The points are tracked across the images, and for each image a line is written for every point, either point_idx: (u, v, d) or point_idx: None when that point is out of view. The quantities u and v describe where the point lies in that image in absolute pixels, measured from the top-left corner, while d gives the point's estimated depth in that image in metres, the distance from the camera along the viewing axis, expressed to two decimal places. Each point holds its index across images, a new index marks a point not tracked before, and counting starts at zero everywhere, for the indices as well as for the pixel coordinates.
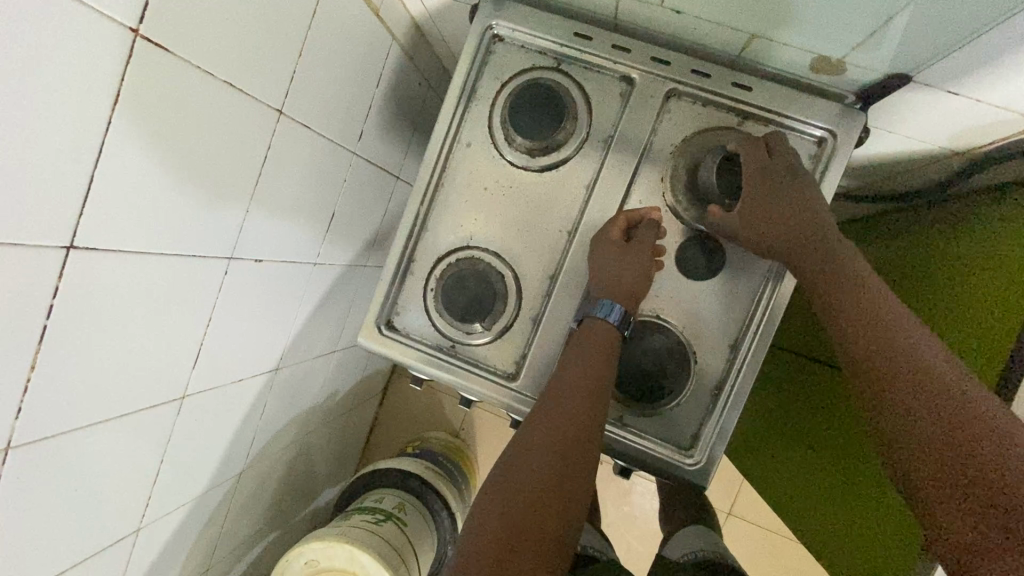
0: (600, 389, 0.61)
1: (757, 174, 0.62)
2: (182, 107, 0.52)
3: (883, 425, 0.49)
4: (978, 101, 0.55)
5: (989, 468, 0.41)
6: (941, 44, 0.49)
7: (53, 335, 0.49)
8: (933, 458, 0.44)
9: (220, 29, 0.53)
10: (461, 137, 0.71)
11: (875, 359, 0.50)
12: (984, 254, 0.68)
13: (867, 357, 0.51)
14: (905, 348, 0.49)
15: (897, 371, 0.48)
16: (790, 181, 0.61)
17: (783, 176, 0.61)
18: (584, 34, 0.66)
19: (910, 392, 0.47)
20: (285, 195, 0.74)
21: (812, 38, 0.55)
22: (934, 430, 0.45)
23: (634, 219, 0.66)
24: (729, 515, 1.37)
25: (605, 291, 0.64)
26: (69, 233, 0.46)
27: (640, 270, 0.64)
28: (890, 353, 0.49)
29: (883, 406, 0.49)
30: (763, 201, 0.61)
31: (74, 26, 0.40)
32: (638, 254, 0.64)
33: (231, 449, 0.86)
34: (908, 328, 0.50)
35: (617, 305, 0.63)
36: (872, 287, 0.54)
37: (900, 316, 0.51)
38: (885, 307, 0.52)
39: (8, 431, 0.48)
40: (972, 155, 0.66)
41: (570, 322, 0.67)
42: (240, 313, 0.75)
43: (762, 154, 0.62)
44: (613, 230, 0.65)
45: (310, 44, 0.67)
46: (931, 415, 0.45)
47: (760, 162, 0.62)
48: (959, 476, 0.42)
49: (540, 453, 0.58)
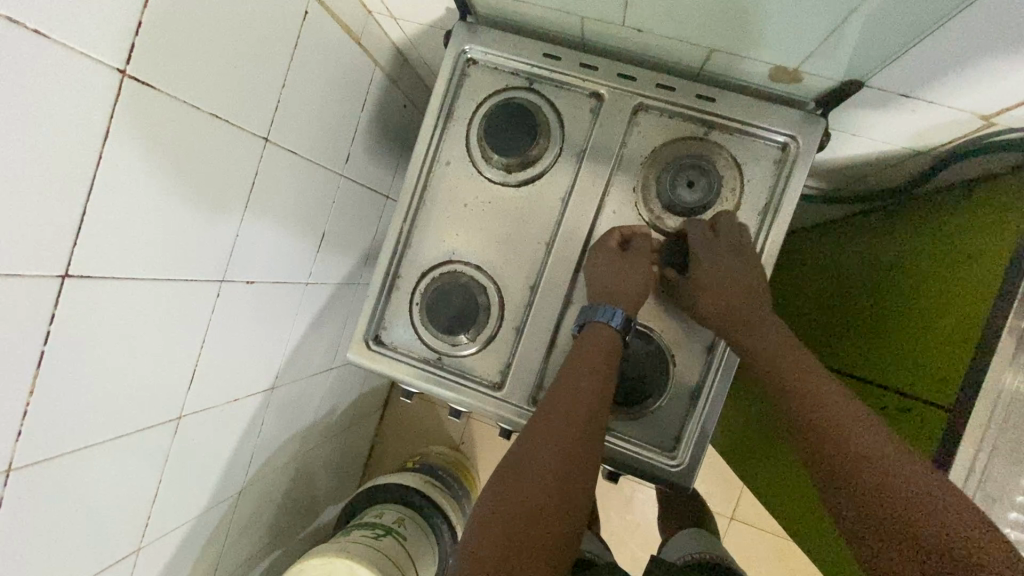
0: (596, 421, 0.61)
1: (704, 243, 0.64)
2: (171, 139, 0.56)
3: (838, 498, 0.50)
4: (929, 103, 0.57)
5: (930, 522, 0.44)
6: (887, 52, 0.51)
7: (52, 358, 0.51)
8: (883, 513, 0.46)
9: (206, 67, 0.57)
10: (440, 156, 0.73)
11: (824, 437, 0.52)
12: (950, 248, 0.69)
13: (819, 434, 0.53)
14: (824, 400, 0.54)
15: (833, 428, 0.52)
16: (742, 245, 0.64)
17: (726, 246, 0.64)
18: (553, 54, 0.69)
19: (861, 466, 0.49)
20: (275, 218, 0.77)
21: (767, 50, 0.58)
22: (885, 480, 0.47)
23: (627, 232, 0.68)
24: (732, 520, 1.37)
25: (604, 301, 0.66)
26: (66, 261, 0.49)
27: (643, 277, 0.66)
28: (835, 424, 0.52)
29: (841, 481, 0.50)
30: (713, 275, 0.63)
31: (65, 68, 0.44)
32: (637, 262, 0.66)
33: (231, 466, 0.88)
34: (826, 385, 0.55)
35: (619, 309, 0.65)
36: (799, 362, 0.58)
37: (836, 399, 0.54)
38: (825, 389, 0.55)
39: (9, 453, 0.50)
40: (932, 154, 0.68)
41: (572, 328, 0.68)
42: (235, 332, 0.77)
43: (705, 236, 0.65)
44: (613, 238, 0.67)
45: (293, 74, 0.71)
46: (892, 495, 0.46)
47: (703, 235, 0.65)
48: (903, 508, 0.46)
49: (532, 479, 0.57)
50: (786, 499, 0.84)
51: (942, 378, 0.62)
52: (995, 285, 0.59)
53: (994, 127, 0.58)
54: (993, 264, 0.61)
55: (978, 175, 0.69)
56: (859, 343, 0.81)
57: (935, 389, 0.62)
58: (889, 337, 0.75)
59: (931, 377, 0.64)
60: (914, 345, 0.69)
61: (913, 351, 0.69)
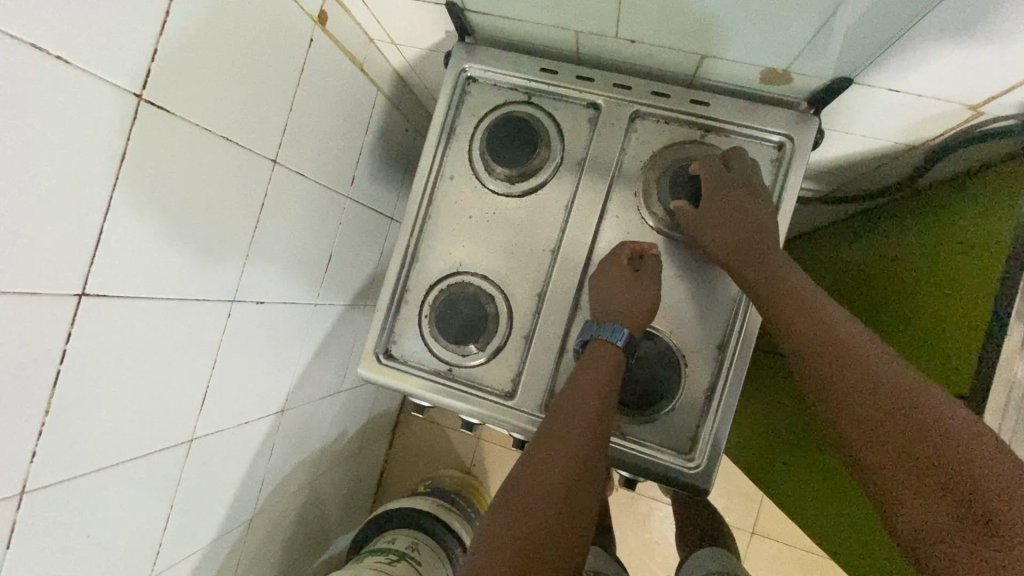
0: (602, 407, 0.62)
1: (715, 183, 0.65)
2: (184, 160, 0.57)
3: (859, 446, 0.48)
4: (917, 96, 0.58)
5: (955, 468, 0.42)
6: (871, 48, 0.53)
7: (68, 377, 0.52)
8: (915, 459, 0.44)
9: (218, 91, 0.59)
10: (444, 171, 0.75)
11: (847, 387, 0.50)
12: (955, 239, 0.69)
13: (845, 384, 0.50)
14: (855, 350, 0.51)
15: (857, 378, 0.50)
16: (753, 196, 0.64)
17: (736, 191, 0.64)
18: (550, 69, 0.72)
19: (884, 415, 0.47)
20: (284, 239, 0.79)
21: (754, 54, 0.60)
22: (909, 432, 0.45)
23: (638, 248, 0.68)
24: (754, 534, 1.33)
25: (611, 305, 0.66)
26: (83, 280, 0.50)
27: (649, 294, 0.67)
28: (862, 374, 0.49)
29: (864, 426, 0.48)
30: (724, 213, 0.63)
31: (85, 93, 0.46)
32: (641, 285, 0.66)
33: (242, 492, 0.86)
34: (854, 335, 0.52)
35: (622, 327, 0.65)
36: (826, 313, 0.55)
37: (868, 347, 0.51)
38: (852, 336, 0.52)
39: (24, 473, 0.50)
40: (924, 148, 0.69)
41: (576, 344, 0.69)
42: (245, 353, 0.77)
43: (722, 174, 0.65)
44: (621, 255, 0.68)
45: (300, 98, 0.73)
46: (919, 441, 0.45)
47: (717, 174, 0.65)
48: (925, 454, 0.44)
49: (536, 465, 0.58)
50: (834, 501, 0.84)
51: (959, 368, 0.61)
52: (999, 269, 0.60)
53: (983, 116, 0.59)
54: (999, 244, 0.61)
55: (970, 167, 0.70)
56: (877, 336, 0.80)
57: (952, 381, 0.62)
58: (905, 330, 0.74)
59: (945, 369, 0.64)
60: (928, 339, 0.69)
61: (925, 343, 0.69)
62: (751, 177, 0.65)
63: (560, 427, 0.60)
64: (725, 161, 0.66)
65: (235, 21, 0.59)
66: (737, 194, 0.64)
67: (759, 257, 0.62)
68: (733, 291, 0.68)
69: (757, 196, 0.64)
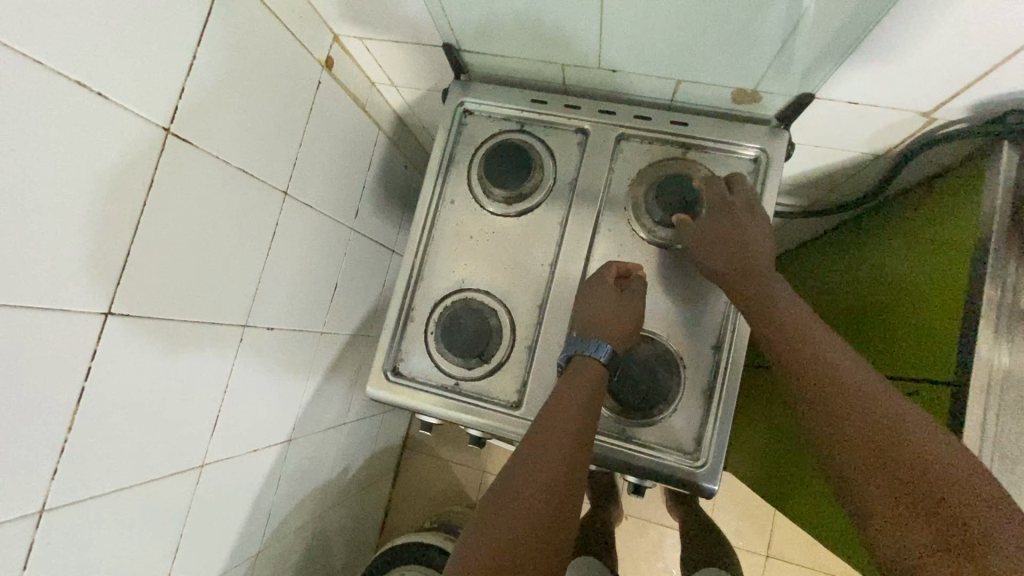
0: (588, 422, 0.63)
1: (717, 204, 0.68)
2: (204, 189, 0.62)
3: (848, 472, 0.49)
4: (869, 106, 0.65)
5: (938, 493, 0.44)
6: (821, 65, 0.60)
7: (90, 395, 0.54)
8: (901, 483, 0.46)
9: (235, 127, 0.64)
10: (445, 196, 0.80)
11: (833, 411, 0.51)
12: (925, 234, 0.73)
13: (831, 407, 0.51)
14: (838, 373, 0.52)
15: (842, 401, 0.51)
16: (753, 217, 0.66)
17: (738, 210, 0.67)
18: (539, 99, 0.78)
19: (872, 435, 0.48)
20: (293, 266, 0.82)
21: (722, 76, 0.66)
22: (897, 452, 0.47)
23: (624, 268, 0.72)
24: (769, 558, 1.31)
25: (604, 313, 0.68)
26: (108, 300, 0.54)
27: (635, 306, 0.69)
28: (847, 397, 0.51)
29: (850, 451, 0.49)
30: (727, 233, 0.66)
31: (118, 125, 0.51)
32: (626, 301, 0.69)
33: (250, 522, 0.86)
34: (835, 355, 0.54)
35: (604, 343, 0.67)
36: (812, 335, 0.56)
37: (854, 368, 0.52)
38: (836, 358, 0.53)
39: (45, 492, 0.51)
40: (889, 156, 0.74)
41: (559, 360, 0.70)
42: (254, 379, 0.79)
43: (724, 195, 0.68)
44: (609, 273, 0.71)
45: (309, 134, 0.79)
46: (907, 464, 0.46)
47: (719, 195, 0.69)
48: (912, 480, 0.45)
49: (526, 486, 0.57)
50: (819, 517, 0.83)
51: (940, 357, 0.63)
52: (967, 256, 0.64)
53: (936, 122, 0.65)
54: (964, 232, 0.66)
55: (935, 172, 0.75)
56: (859, 333, 0.83)
57: (933, 369, 0.64)
58: (885, 325, 0.77)
59: (925, 358, 0.66)
60: (907, 331, 0.71)
61: (905, 336, 0.72)
62: (754, 204, 0.67)
63: (548, 442, 0.61)
64: (728, 183, 0.70)
65: (252, 64, 0.65)
66: (739, 215, 0.66)
67: (759, 274, 0.63)
68: (719, 307, 0.72)
69: (761, 221, 0.66)
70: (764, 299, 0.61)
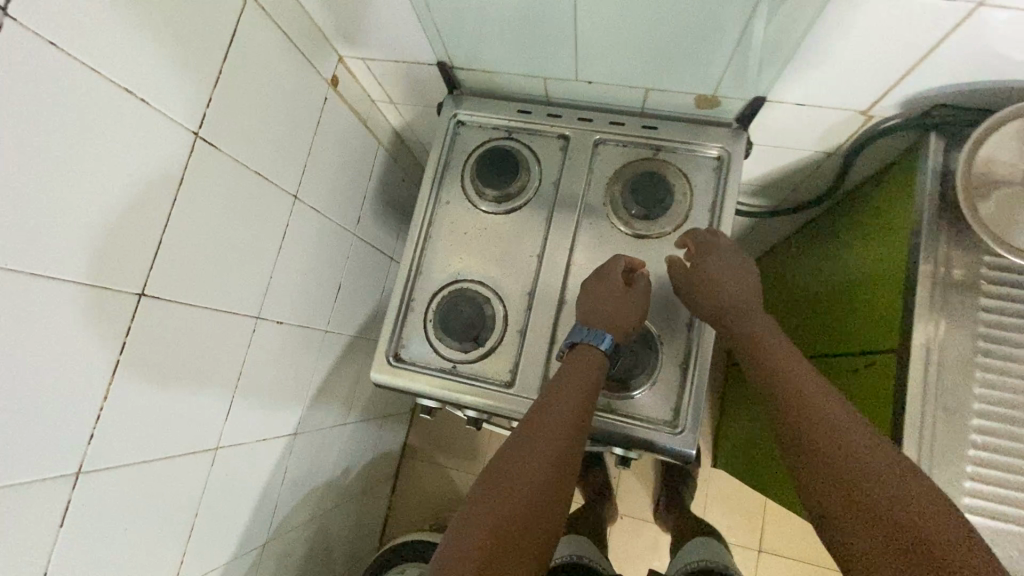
0: (581, 414, 0.67)
1: (701, 250, 0.75)
2: (226, 188, 0.69)
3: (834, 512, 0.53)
4: (815, 106, 0.73)
5: (910, 530, 0.48)
6: (773, 71, 0.68)
7: (123, 368, 0.59)
8: (877, 518, 0.50)
9: (253, 134, 0.72)
10: (441, 198, 0.87)
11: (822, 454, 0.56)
12: (874, 220, 0.81)
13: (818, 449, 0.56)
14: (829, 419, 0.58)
15: (829, 444, 0.56)
16: (733, 261, 0.74)
17: (722, 257, 0.74)
18: (525, 110, 0.86)
19: (853, 476, 0.53)
20: (301, 264, 0.89)
21: (686, 83, 0.75)
22: (874, 492, 0.51)
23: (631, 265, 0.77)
24: (761, 552, 1.34)
25: (603, 303, 0.74)
26: (143, 282, 0.59)
27: (634, 302, 0.75)
28: (832, 441, 0.56)
29: (834, 494, 0.54)
30: (715, 278, 0.72)
31: (157, 127, 0.58)
32: (627, 297, 0.75)
33: (258, 510, 0.90)
34: (823, 400, 0.59)
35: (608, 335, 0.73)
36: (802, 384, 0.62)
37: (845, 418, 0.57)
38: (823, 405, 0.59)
39: (81, 454, 0.56)
40: (839, 153, 0.83)
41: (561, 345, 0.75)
42: (264, 370, 0.84)
43: (708, 239, 0.76)
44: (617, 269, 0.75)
45: (317, 144, 0.86)
46: (886, 505, 0.50)
47: (703, 242, 0.76)
48: (888, 517, 0.49)
49: (520, 469, 0.61)
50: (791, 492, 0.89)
51: (890, 327, 0.71)
52: (907, 233, 0.71)
53: (873, 120, 0.74)
54: (902, 212, 0.74)
55: (881, 168, 0.83)
56: (825, 315, 0.90)
57: (886, 338, 0.71)
58: (845, 304, 0.84)
59: (880, 329, 0.73)
60: (863, 308, 0.79)
61: (862, 312, 0.79)
62: (737, 254, 0.75)
63: (544, 431, 0.64)
64: (710, 232, 0.77)
65: (270, 80, 0.73)
66: (725, 264, 0.73)
67: (741, 318, 0.71)
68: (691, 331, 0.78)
69: (744, 270, 0.74)
70: (753, 347, 0.68)
